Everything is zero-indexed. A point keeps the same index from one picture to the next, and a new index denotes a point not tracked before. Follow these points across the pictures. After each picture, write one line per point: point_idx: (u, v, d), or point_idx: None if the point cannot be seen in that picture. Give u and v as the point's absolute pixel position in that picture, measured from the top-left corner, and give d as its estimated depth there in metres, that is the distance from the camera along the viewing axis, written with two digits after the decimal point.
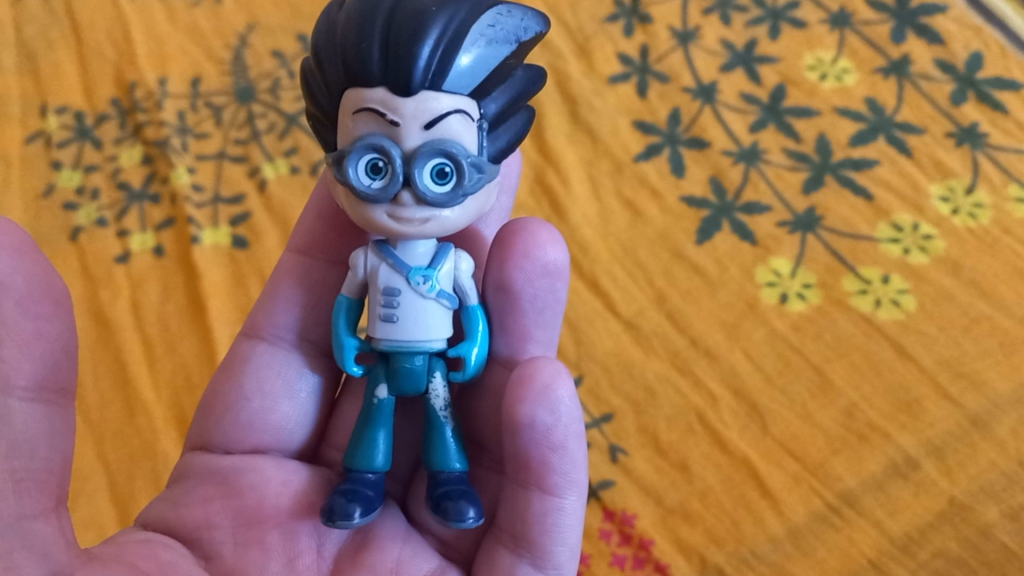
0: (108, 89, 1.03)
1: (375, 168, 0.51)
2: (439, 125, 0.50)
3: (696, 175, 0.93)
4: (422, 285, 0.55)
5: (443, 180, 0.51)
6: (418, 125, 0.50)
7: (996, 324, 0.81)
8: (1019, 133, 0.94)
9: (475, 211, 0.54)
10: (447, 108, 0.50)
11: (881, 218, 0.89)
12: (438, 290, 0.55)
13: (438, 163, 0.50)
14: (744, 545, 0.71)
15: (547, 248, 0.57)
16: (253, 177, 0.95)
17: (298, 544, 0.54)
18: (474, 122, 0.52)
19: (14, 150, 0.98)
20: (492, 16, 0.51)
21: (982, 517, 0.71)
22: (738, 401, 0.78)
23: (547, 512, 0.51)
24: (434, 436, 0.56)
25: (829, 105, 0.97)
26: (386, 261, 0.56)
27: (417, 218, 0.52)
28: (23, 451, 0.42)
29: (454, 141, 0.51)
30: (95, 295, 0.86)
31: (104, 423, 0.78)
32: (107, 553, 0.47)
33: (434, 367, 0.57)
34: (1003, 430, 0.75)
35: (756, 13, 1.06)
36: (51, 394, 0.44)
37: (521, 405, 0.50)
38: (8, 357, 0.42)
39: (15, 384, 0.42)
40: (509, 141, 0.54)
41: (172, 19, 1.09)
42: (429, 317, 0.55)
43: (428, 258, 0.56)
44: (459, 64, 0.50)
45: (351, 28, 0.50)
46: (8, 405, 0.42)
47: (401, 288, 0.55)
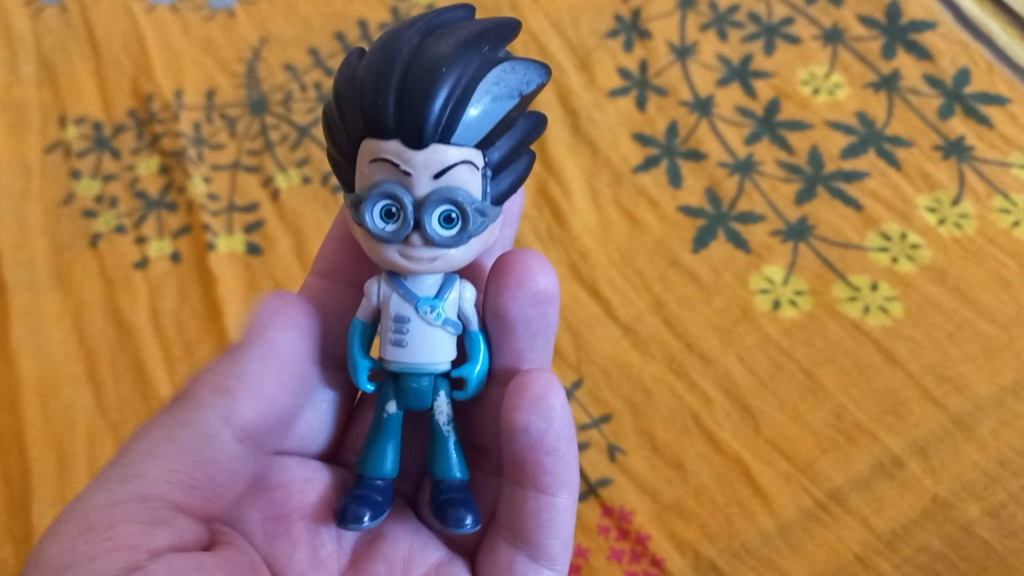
0: (125, 100, 1.07)
1: (388, 213, 0.54)
2: (448, 174, 0.54)
3: (692, 186, 0.96)
4: (429, 313, 0.58)
5: (452, 225, 0.54)
6: (427, 174, 0.53)
7: (979, 329, 0.84)
8: (1004, 146, 0.97)
9: (479, 248, 0.58)
10: (455, 159, 0.54)
11: (870, 228, 0.92)
12: (445, 318, 0.59)
13: (446, 210, 0.54)
14: (736, 540, 0.74)
15: (538, 278, 0.60)
16: (266, 186, 0.98)
17: (321, 536, 0.59)
18: (479, 170, 0.55)
19: (35, 159, 1.02)
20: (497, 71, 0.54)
21: (964, 514, 0.74)
22: (731, 403, 0.81)
23: (541, 509, 0.55)
24: (438, 448, 0.60)
25: (821, 118, 1.01)
26: (397, 290, 0.59)
27: (425, 257, 0.56)
28: None
29: (460, 188, 0.54)
30: (115, 301, 0.90)
31: (126, 423, 0.82)
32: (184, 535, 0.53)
33: (439, 387, 0.60)
34: (985, 431, 0.79)
35: (752, 28, 1.10)
36: None
37: (516, 413, 0.53)
38: None
39: None
40: (510, 181, 0.57)
41: (187, 32, 1.12)
42: (436, 342, 0.59)
43: (435, 286, 0.59)
44: (467, 116, 0.53)
45: (374, 77, 0.54)
46: None
47: (410, 316, 0.58)
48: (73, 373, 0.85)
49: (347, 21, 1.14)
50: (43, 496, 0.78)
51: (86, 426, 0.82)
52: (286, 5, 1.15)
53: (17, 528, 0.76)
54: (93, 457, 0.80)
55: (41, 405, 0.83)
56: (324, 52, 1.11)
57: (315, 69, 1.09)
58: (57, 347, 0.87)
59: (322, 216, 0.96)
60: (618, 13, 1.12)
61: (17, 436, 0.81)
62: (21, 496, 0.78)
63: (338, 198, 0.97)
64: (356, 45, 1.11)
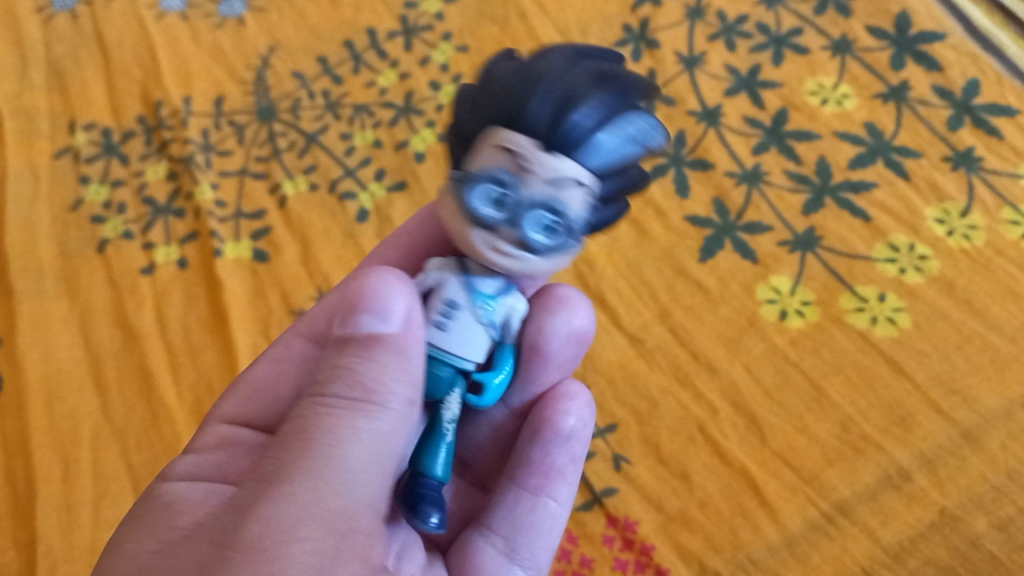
0: (135, 106, 1.07)
1: (551, 228, 0.50)
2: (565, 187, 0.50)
3: (700, 196, 0.96)
4: (481, 310, 0.53)
5: (552, 237, 0.50)
6: (540, 176, 0.50)
7: (987, 341, 0.84)
8: (1014, 158, 0.97)
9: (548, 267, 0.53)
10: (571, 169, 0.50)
11: (878, 238, 0.92)
12: (490, 319, 0.54)
13: (549, 219, 0.50)
14: (742, 551, 0.74)
15: (575, 314, 0.60)
16: (274, 193, 0.98)
17: None
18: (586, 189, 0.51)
19: (44, 165, 1.02)
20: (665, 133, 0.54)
21: (971, 528, 0.74)
22: (738, 413, 0.81)
23: (530, 510, 0.58)
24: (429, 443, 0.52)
25: (829, 129, 1.01)
26: (459, 276, 0.54)
27: (504, 253, 0.51)
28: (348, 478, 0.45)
29: (566, 202, 0.50)
30: (121, 305, 0.90)
31: (129, 427, 0.82)
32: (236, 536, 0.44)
33: (457, 382, 0.53)
34: (993, 444, 0.78)
35: (760, 38, 1.10)
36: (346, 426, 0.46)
37: (551, 412, 0.59)
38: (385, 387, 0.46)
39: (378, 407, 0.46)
40: (607, 221, 0.54)
41: (196, 39, 1.13)
42: (471, 336, 0.53)
43: (495, 286, 0.54)
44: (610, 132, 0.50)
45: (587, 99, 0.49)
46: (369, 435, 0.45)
47: (462, 306, 0.53)
48: (79, 378, 0.85)
49: (355, 27, 1.14)
50: (47, 500, 0.78)
51: (90, 430, 0.82)
52: (295, 12, 1.15)
53: (21, 533, 0.77)
54: (96, 461, 0.80)
55: (46, 409, 0.83)
56: (333, 59, 1.11)
57: (324, 76, 1.09)
58: (63, 351, 0.87)
59: (330, 223, 0.96)
60: (626, 23, 1.12)
61: (23, 440, 0.82)
62: (25, 501, 0.78)
63: (346, 205, 0.97)
64: (365, 52, 1.11)
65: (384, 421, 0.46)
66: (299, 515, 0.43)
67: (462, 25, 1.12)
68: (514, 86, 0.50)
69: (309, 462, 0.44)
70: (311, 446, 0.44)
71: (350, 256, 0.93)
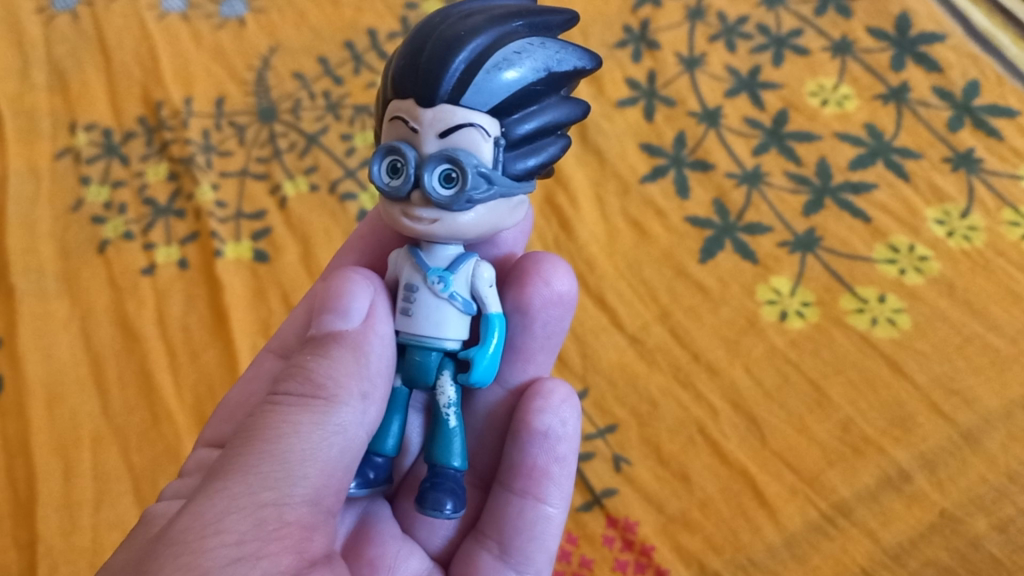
0: (135, 107, 1.07)
1: (448, 178, 0.50)
2: (453, 134, 0.50)
3: (700, 197, 0.96)
4: (437, 285, 0.54)
5: (450, 186, 0.50)
6: (432, 132, 0.50)
7: (987, 342, 0.84)
8: (1014, 159, 0.97)
9: (491, 224, 0.53)
10: (462, 121, 0.50)
11: (878, 239, 0.92)
12: (453, 291, 0.54)
13: (446, 170, 0.50)
14: (742, 552, 0.74)
15: (561, 281, 0.61)
16: (274, 194, 0.98)
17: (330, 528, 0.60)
18: (492, 138, 0.51)
19: (45, 166, 1.03)
20: (573, 58, 0.52)
21: (972, 529, 0.74)
22: (738, 414, 0.81)
23: (536, 519, 0.58)
24: (437, 433, 0.56)
25: (830, 130, 1.01)
26: (412, 261, 0.55)
27: (424, 218, 0.52)
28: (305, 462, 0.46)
29: (471, 153, 0.50)
30: (122, 306, 0.90)
31: (130, 428, 0.82)
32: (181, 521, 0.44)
33: (444, 365, 0.56)
34: (994, 445, 0.78)
35: (761, 39, 1.10)
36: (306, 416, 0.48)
37: (535, 414, 0.58)
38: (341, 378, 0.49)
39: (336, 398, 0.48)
40: (539, 162, 0.53)
41: (197, 39, 1.13)
42: (440, 316, 0.54)
43: (447, 260, 0.55)
44: (519, 74, 0.50)
45: (462, 40, 0.49)
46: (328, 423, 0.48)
47: (418, 285, 0.54)
48: (80, 378, 0.86)
49: (356, 27, 1.14)
50: (47, 501, 0.78)
51: (91, 430, 0.82)
52: (295, 13, 1.16)
53: (21, 534, 0.77)
54: (97, 462, 0.80)
55: (46, 409, 0.83)
56: (334, 60, 1.11)
57: (325, 77, 1.09)
58: (63, 352, 0.87)
59: (330, 224, 0.96)
60: (626, 24, 1.12)
61: (23, 441, 0.82)
62: (26, 502, 0.78)
63: (346, 205, 0.97)
64: (365, 53, 1.11)
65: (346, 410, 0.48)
66: (237, 503, 0.44)
67: None
68: (427, 76, 0.50)
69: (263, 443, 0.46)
70: (256, 437, 0.46)
71: None
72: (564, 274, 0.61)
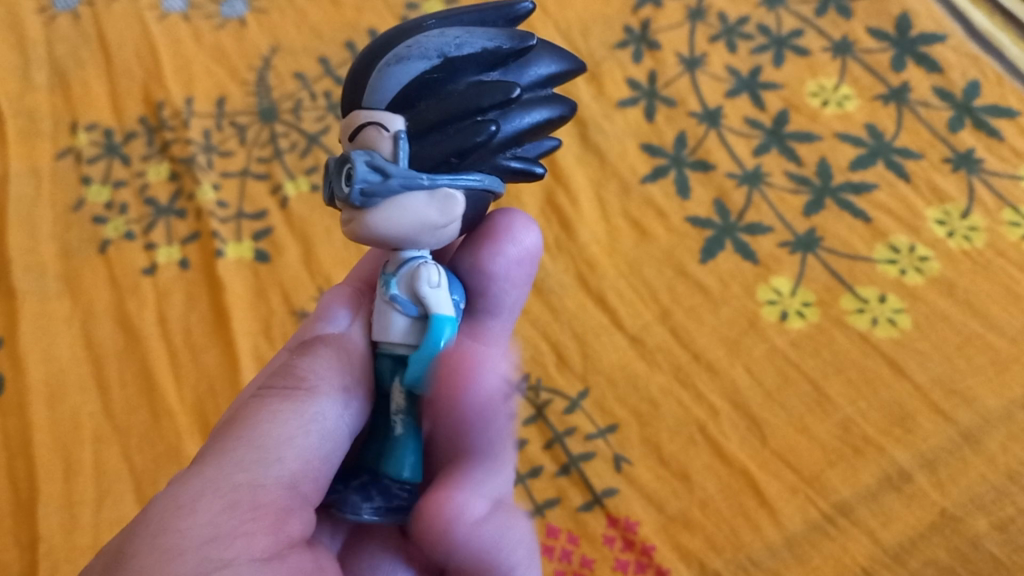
0: (136, 107, 1.07)
1: (348, 175, 0.51)
2: (362, 135, 0.52)
3: (700, 197, 0.96)
4: (382, 289, 0.54)
5: (347, 182, 0.51)
6: (352, 138, 0.53)
7: (988, 342, 0.84)
8: (1014, 159, 0.97)
9: (420, 218, 0.51)
10: (365, 120, 0.52)
11: (879, 239, 0.92)
12: (394, 295, 0.53)
13: (347, 167, 0.51)
14: (742, 552, 0.74)
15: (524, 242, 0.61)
16: (275, 194, 0.98)
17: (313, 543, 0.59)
18: (392, 131, 0.51)
19: (46, 165, 1.03)
20: (481, 41, 0.51)
21: (972, 528, 0.74)
22: (738, 414, 0.81)
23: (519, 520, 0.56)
24: (388, 441, 0.54)
25: (831, 130, 1.01)
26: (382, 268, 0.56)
27: (347, 219, 0.53)
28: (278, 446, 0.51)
29: (370, 150, 0.52)
30: (123, 306, 0.90)
31: (131, 427, 0.82)
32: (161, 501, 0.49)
33: (398, 370, 0.54)
34: (994, 445, 0.78)
35: (761, 39, 1.10)
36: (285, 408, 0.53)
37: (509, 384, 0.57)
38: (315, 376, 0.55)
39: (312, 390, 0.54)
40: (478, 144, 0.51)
41: (198, 40, 1.13)
42: (383, 320, 0.53)
43: (400, 263, 0.54)
44: (407, 65, 0.51)
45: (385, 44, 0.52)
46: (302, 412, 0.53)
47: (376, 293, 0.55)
48: (81, 378, 0.86)
49: (356, 27, 1.14)
50: (49, 501, 0.78)
51: (92, 430, 0.82)
52: (296, 14, 1.16)
53: (23, 534, 0.77)
54: (98, 461, 0.80)
55: (48, 409, 0.84)
56: (335, 60, 1.11)
57: (325, 77, 1.09)
58: (65, 352, 0.87)
59: (331, 224, 0.96)
60: (627, 25, 1.12)
61: (24, 440, 0.82)
62: (27, 501, 0.78)
63: None
64: None
65: (320, 403, 0.53)
66: (213, 481, 0.49)
67: None
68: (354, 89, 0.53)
69: (239, 434, 0.51)
70: (236, 428, 0.52)
71: (351, 256, 0.93)
72: (531, 226, 0.63)
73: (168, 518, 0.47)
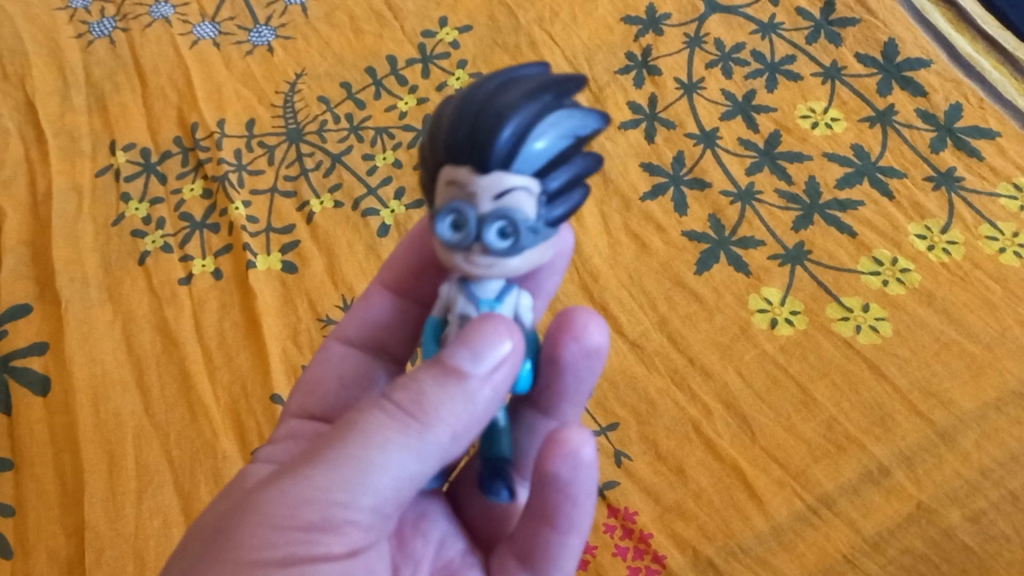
0: (171, 129, 1.15)
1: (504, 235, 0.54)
2: (508, 197, 0.53)
3: (696, 213, 1.03)
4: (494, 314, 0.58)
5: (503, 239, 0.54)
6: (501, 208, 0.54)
7: (963, 348, 0.91)
8: (992, 178, 1.04)
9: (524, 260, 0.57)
10: (515, 184, 0.53)
11: (863, 253, 0.98)
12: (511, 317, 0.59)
13: (506, 230, 0.53)
14: (733, 540, 0.80)
15: None
16: (302, 210, 1.06)
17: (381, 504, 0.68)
18: (534, 195, 0.54)
19: (87, 182, 1.10)
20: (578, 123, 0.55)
21: (946, 519, 0.80)
22: (730, 414, 0.88)
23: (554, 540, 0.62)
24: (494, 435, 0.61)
25: (819, 150, 1.08)
26: (465, 292, 0.59)
27: (475, 262, 0.55)
28: (394, 493, 0.53)
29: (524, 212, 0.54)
30: (162, 313, 0.98)
31: (171, 424, 0.89)
32: (279, 508, 0.52)
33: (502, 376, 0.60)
34: (968, 443, 0.85)
35: (756, 65, 1.17)
36: (394, 447, 0.51)
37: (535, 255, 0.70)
38: (437, 423, 0.51)
39: (435, 441, 0.52)
40: None
41: (228, 65, 1.21)
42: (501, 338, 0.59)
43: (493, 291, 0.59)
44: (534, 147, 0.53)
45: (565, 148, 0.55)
46: (418, 457, 0.52)
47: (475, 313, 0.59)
48: (123, 379, 0.93)
49: (376, 56, 1.21)
50: (95, 491, 0.85)
51: (134, 427, 0.89)
52: (320, 41, 1.23)
53: (70, 521, 0.84)
54: (139, 455, 0.87)
55: (92, 406, 0.91)
56: (356, 84, 1.18)
57: (347, 100, 1.17)
58: (107, 355, 0.95)
59: (353, 238, 1.03)
60: (630, 51, 1.19)
61: (70, 436, 0.89)
62: (74, 492, 0.86)
63: (368, 220, 1.04)
64: (385, 78, 1.19)
65: (433, 447, 0.52)
66: (318, 496, 0.51)
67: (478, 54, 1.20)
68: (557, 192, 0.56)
69: (337, 460, 0.51)
70: (337, 452, 0.51)
71: (372, 268, 1.00)
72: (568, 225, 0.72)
73: (282, 503, 0.52)
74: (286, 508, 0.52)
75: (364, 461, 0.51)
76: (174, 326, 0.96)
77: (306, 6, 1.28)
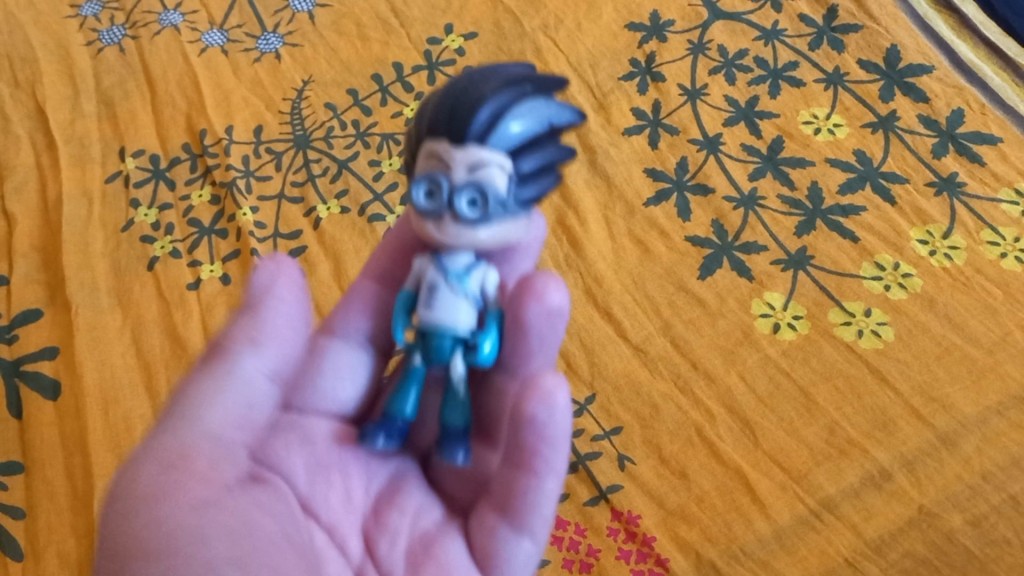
0: (180, 135, 1.16)
1: (474, 204, 0.59)
2: (481, 168, 0.59)
3: (699, 218, 1.04)
4: (456, 284, 0.63)
5: (473, 208, 0.59)
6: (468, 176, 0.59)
7: (965, 353, 0.91)
8: (994, 184, 1.04)
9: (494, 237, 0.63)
10: (487, 158, 0.59)
11: (865, 258, 0.99)
12: (470, 289, 0.63)
13: (472, 197, 0.59)
14: (735, 543, 0.81)
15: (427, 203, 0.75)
16: (308, 215, 1.07)
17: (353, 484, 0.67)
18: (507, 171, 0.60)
19: (96, 188, 1.12)
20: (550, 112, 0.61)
21: (948, 523, 0.81)
22: (733, 418, 0.89)
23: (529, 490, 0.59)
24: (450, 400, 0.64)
25: (822, 156, 1.08)
26: (433, 262, 0.64)
27: (445, 231, 0.61)
28: (236, 411, 0.60)
29: (491, 182, 0.59)
30: (170, 318, 0.99)
31: None
32: (147, 486, 0.56)
33: (458, 349, 0.64)
34: (969, 447, 0.85)
35: (759, 72, 1.18)
36: (213, 375, 0.59)
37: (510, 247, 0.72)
38: (238, 336, 0.61)
39: (244, 345, 0.60)
40: None
41: (236, 72, 1.22)
42: (459, 308, 0.63)
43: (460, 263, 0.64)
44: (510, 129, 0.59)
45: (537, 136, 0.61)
46: (235, 371, 0.60)
47: (440, 284, 0.63)
48: (133, 383, 0.94)
49: (382, 63, 1.23)
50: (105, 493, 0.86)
51: (143, 431, 0.90)
52: (327, 48, 1.25)
53: (80, 523, 0.85)
54: None
55: (102, 410, 0.92)
56: (362, 91, 1.20)
57: (354, 107, 1.18)
58: (117, 359, 0.96)
59: (359, 244, 1.04)
60: (633, 58, 1.20)
61: (80, 439, 0.90)
62: (83, 494, 0.87)
63: (374, 225, 1.06)
64: (391, 85, 1.20)
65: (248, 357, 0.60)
66: (172, 446, 0.57)
67: (483, 61, 1.21)
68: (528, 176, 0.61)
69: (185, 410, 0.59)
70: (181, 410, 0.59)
71: None
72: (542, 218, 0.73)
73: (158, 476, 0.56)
74: (154, 469, 0.56)
75: (194, 403, 0.59)
76: (183, 330, 0.98)
77: (314, 13, 1.29)
